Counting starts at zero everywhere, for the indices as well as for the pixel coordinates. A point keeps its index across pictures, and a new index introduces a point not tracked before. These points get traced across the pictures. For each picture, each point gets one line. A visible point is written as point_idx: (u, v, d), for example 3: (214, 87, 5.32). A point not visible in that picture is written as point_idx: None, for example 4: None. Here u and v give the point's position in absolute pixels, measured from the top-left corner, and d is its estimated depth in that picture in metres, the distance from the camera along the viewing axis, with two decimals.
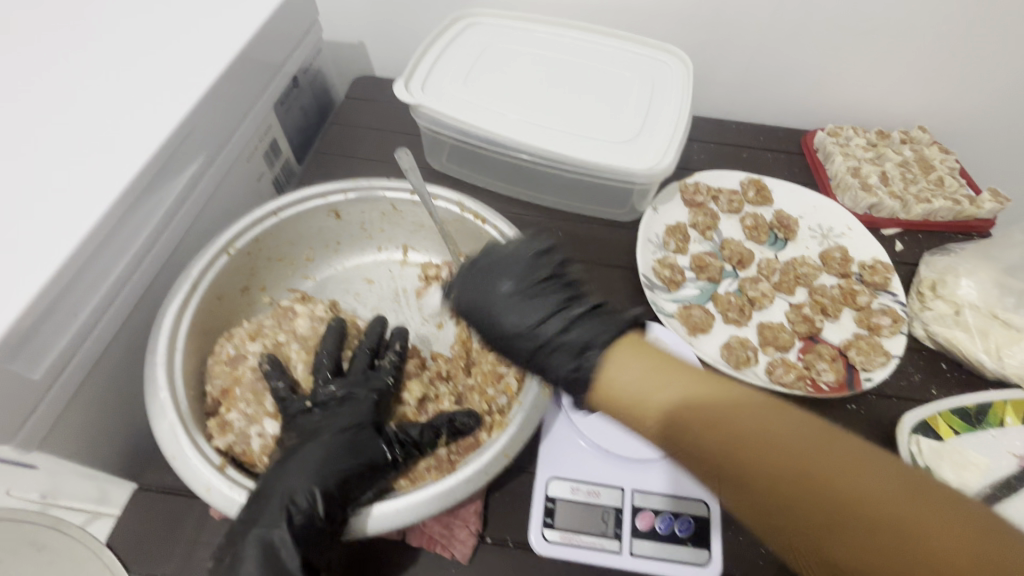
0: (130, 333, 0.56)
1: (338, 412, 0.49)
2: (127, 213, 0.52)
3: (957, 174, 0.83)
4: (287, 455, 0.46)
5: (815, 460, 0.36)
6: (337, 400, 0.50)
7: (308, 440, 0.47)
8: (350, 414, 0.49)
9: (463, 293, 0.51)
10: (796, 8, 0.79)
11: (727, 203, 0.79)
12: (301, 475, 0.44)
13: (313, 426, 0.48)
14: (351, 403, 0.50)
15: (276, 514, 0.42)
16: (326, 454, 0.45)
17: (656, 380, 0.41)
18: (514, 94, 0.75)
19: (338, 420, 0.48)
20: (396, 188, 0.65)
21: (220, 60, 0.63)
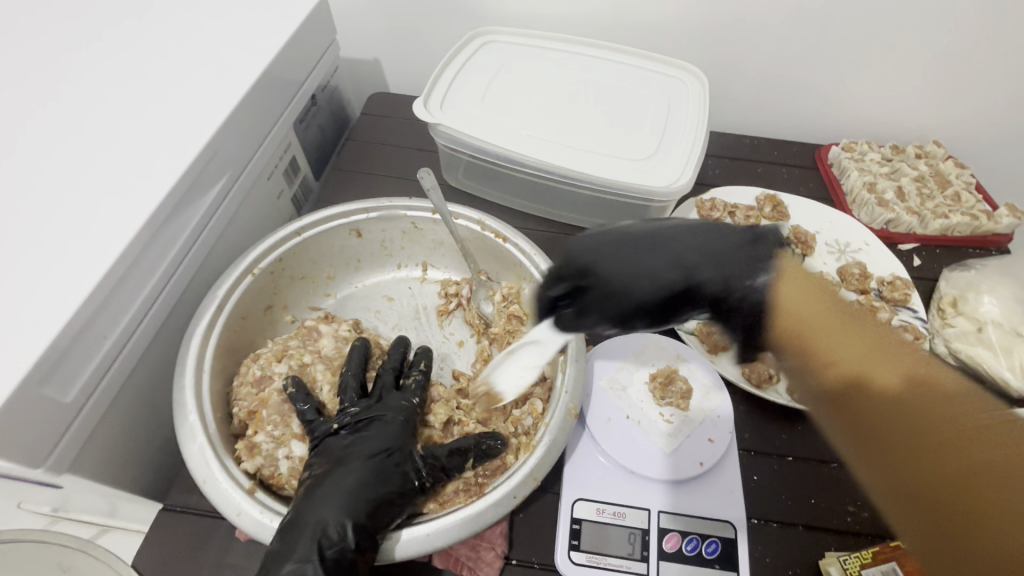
0: (156, 354, 0.56)
1: (365, 435, 0.49)
2: (155, 235, 0.53)
3: (974, 189, 0.83)
4: (317, 483, 0.45)
5: (953, 400, 0.35)
6: (364, 423, 0.50)
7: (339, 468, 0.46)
8: (378, 438, 0.48)
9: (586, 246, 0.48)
10: (810, 25, 0.79)
11: (744, 219, 0.79)
12: (335, 505, 0.43)
13: (341, 452, 0.48)
14: (377, 427, 0.50)
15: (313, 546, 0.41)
16: (357, 482, 0.45)
17: (816, 304, 0.42)
18: (533, 112, 0.75)
19: (367, 445, 0.48)
20: (417, 207, 0.66)
21: (245, 80, 0.64)
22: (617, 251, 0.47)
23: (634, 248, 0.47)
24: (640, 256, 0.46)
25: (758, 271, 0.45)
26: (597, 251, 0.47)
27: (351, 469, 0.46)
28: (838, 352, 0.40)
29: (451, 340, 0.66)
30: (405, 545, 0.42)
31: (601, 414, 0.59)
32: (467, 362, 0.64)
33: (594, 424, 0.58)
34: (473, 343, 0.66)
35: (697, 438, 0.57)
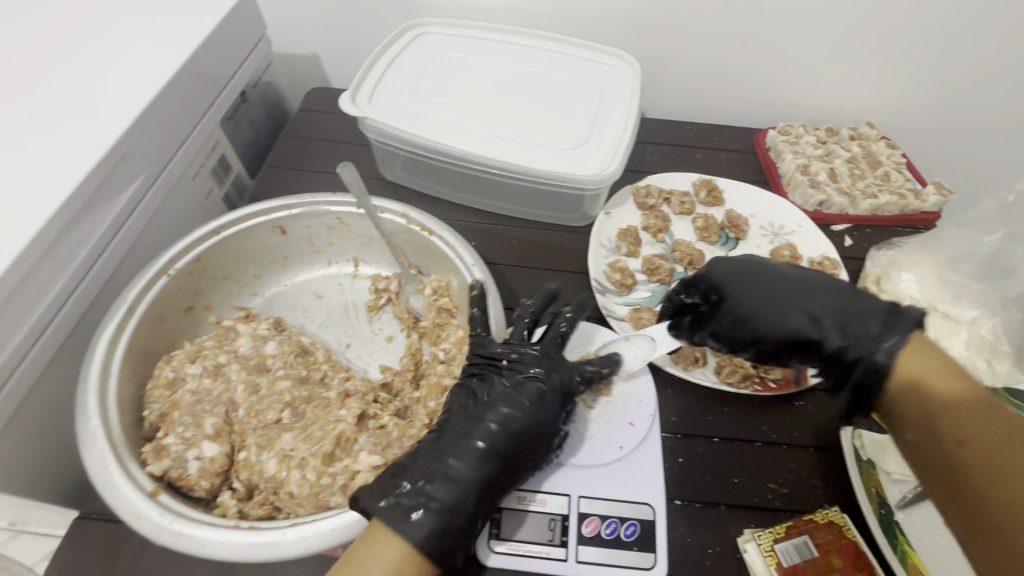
0: (66, 360, 0.55)
1: (522, 393, 0.52)
2: (60, 236, 0.52)
3: (904, 169, 0.84)
4: (452, 442, 0.49)
5: (973, 451, 0.43)
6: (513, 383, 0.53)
7: (474, 433, 0.49)
8: (531, 398, 0.52)
9: (725, 282, 0.61)
10: (740, 9, 0.80)
11: (678, 206, 0.80)
12: (468, 463, 0.47)
13: (474, 418, 0.50)
14: (548, 386, 0.53)
15: (440, 496, 0.45)
16: (497, 442, 0.49)
17: (938, 370, 0.48)
18: (463, 103, 0.75)
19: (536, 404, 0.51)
20: (340, 202, 0.65)
21: (160, 76, 0.62)
22: (772, 287, 0.59)
23: (801, 293, 0.58)
24: (763, 299, 0.58)
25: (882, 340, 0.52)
26: (749, 281, 0.60)
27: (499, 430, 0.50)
28: (929, 396, 0.47)
29: (378, 337, 0.65)
30: (307, 550, 0.42)
31: None
32: (394, 357, 0.64)
33: None
34: (401, 338, 0.65)
35: (617, 423, 0.58)
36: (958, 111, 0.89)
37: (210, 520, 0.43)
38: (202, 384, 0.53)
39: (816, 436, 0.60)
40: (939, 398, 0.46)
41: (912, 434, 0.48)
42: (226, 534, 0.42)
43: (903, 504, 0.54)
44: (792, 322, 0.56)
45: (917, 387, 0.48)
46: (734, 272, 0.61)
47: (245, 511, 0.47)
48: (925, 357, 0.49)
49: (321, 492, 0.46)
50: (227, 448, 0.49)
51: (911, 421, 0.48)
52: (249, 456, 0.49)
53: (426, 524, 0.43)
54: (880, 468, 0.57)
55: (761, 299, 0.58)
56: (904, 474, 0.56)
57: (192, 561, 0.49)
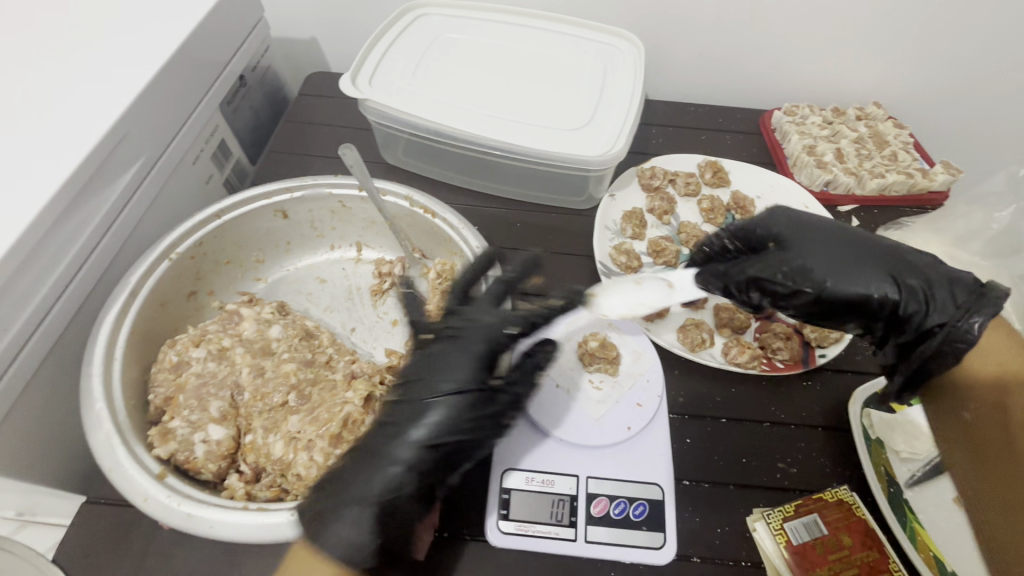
0: (68, 346, 0.54)
1: (454, 358, 0.50)
2: (59, 220, 0.51)
3: (911, 148, 0.83)
4: (385, 425, 0.47)
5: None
6: (447, 348, 0.51)
7: (410, 415, 0.47)
8: (467, 364, 0.49)
9: (787, 235, 0.58)
10: None
11: (684, 187, 0.79)
12: (406, 448, 0.45)
13: (415, 399, 0.48)
14: (473, 354, 0.49)
15: (380, 488, 0.44)
16: (427, 423, 0.46)
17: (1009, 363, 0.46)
18: (465, 85, 0.74)
19: (466, 373, 0.49)
20: (343, 184, 0.64)
21: (156, 58, 0.61)
22: (835, 245, 0.55)
23: (875, 252, 0.54)
24: (839, 248, 0.54)
25: (975, 310, 0.46)
26: (822, 231, 0.56)
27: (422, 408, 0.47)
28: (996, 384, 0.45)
29: (383, 320, 0.65)
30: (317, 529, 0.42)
31: None
32: (399, 340, 0.63)
33: None
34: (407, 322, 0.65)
35: (626, 402, 0.58)
36: (964, 90, 0.88)
37: (218, 502, 0.43)
38: (206, 368, 0.52)
39: (826, 414, 0.60)
40: (1008, 380, 0.45)
41: (970, 411, 0.47)
42: (236, 515, 0.42)
43: (913, 483, 0.55)
44: (857, 282, 0.52)
45: (992, 367, 0.46)
46: (802, 224, 0.58)
47: (252, 493, 0.47)
48: (1002, 347, 0.47)
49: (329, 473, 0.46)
50: (234, 431, 0.49)
51: (975, 400, 0.47)
52: (255, 439, 0.49)
53: (356, 515, 0.43)
54: (888, 448, 0.57)
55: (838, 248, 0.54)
56: (910, 454, 0.56)
57: (202, 544, 0.49)
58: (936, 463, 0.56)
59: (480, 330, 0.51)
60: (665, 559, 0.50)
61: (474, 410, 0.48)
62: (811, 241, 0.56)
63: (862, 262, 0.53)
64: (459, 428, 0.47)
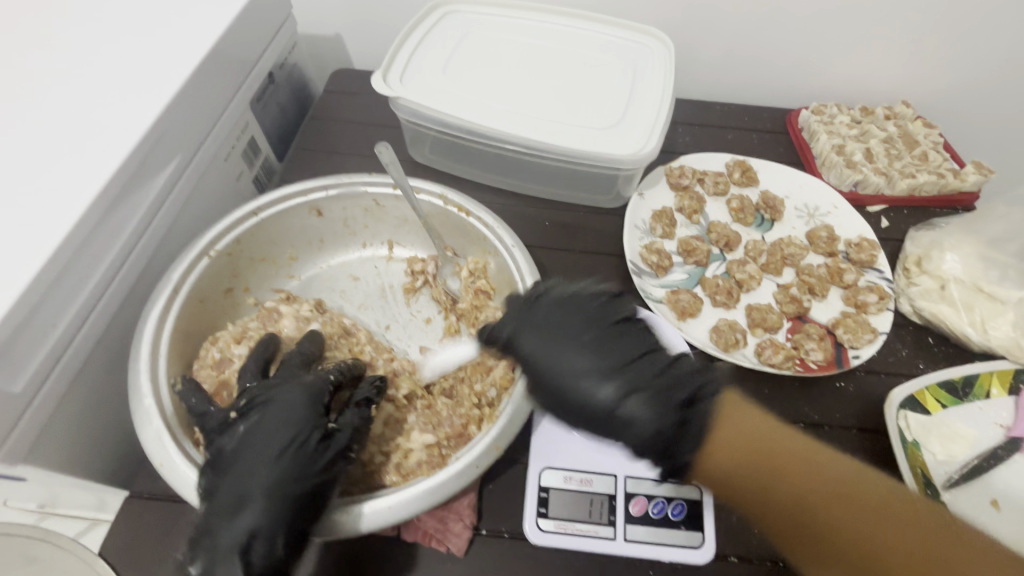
0: (111, 342, 0.55)
1: (259, 426, 0.44)
2: (103, 218, 0.51)
3: (941, 148, 0.83)
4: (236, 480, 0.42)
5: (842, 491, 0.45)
6: (262, 408, 0.46)
7: (253, 467, 0.43)
8: (267, 433, 0.44)
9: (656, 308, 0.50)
10: None
11: (713, 186, 0.78)
12: (256, 502, 0.41)
13: (249, 446, 0.44)
14: (293, 407, 0.45)
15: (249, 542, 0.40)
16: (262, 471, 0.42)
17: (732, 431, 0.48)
18: (496, 83, 0.74)
19: (287, 429, 0.44)
20: (377, 183, 0.65)
21: (193, 57, 0.61)
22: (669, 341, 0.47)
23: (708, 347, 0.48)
24: (583, 331, 0.51)
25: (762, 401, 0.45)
26: (581, 316, 0.52)
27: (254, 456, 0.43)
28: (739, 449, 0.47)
29: (417, 318, 0.65)
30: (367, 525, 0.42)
31: None
32: (433, 338, 0.64)
33: None
34: (440, 320, 0.65)
35: None
36: (995, 89, 0.87)
37: None
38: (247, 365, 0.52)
39: (862, 416, 0.60)
40: (751, 456, 0.47)
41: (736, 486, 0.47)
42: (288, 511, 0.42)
43: (949, 485, 0.55)
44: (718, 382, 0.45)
45: (738, 437, 0.47)
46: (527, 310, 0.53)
47: None
48: (733, 420, 0.48)
49: (374, 472, 0.48)
50: None
51: (728, 467, 0.47)
52: None
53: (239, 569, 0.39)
54: (924, 450, 0.57)
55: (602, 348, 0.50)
56: (946, 456, 0.57)
57: None
58: (972, 465, 0.56)
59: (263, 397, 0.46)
60: (704, 559, 0.50)
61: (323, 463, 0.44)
62: (555, 334, 0.51)
63: (613, 361, 0.50)
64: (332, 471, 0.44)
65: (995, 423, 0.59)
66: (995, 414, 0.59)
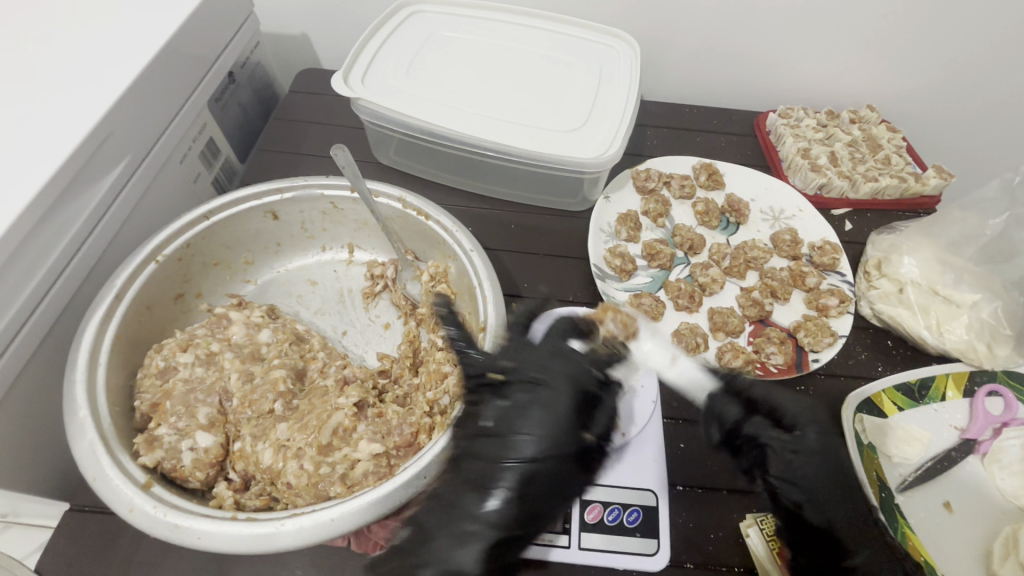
0: (49, 351, 0.53)
1: (527, 410, 0.47)
2: (40, 222, 0.49)
3: (904, 152, 0.84)
4: (442, 497, 0.45)
5: None
6: (525, 400, 0.48)
7: (467, 468, 0.45)
8: (527, 418, 0.47)
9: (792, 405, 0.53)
10: (736, 2, 0.80)
11: (679, 189, 0.78)
12: (476, 505, 0.44)
13: (473, 453, 0.46)
14: (548, 436, 0.46)
15: (444, 552, 0.42)
16: (541, 470, 0.45)
17: None
18: (460, 85, 0.73)
19: (561, 418, 0.47)
20: (335, 185, 0.63)
21: (142, 55, 0.59)
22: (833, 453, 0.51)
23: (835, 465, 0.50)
24: (826, 469, 0.49)
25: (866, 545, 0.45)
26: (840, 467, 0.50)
27: (556, 455, 0.45)
28: None
29: (376, 323, 0.64)
30: (306, 540, 0.41)
31: None
32: (392, 344, 0.63)
33: None
34: (399, 325, 0.64)
35: (620, 408, 0.56)
36: (956, 94, 0.88)
37: (203, 512, 0.42)
38: (194, 373, 0.52)
39: None
40: None
41: None
42: (224, 526, 0.41)
43: (904, 487, 0.56)
44: (827, 484, 0.48)
45: None
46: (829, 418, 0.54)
47: (241, 502, 0.46)
48: None
49: (320, 482, 0.45)
50: (222, 439, 0.49)
51: None
52: (244, 447, 0.48)
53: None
54: (880, 453, 0.57)
55: (807, 409, 0.54)
56: (901, 458, 0.57)
57: (191, 552, 0.48)
58: (924, 469, 0.57)
59: (561, 392, 0.48)
60: (659, 565, 0.49)
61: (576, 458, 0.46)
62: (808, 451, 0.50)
63: (836, 475, 0.49)
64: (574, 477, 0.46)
65: (949, 425, 0.59)
66: (949, 417, 0.60)
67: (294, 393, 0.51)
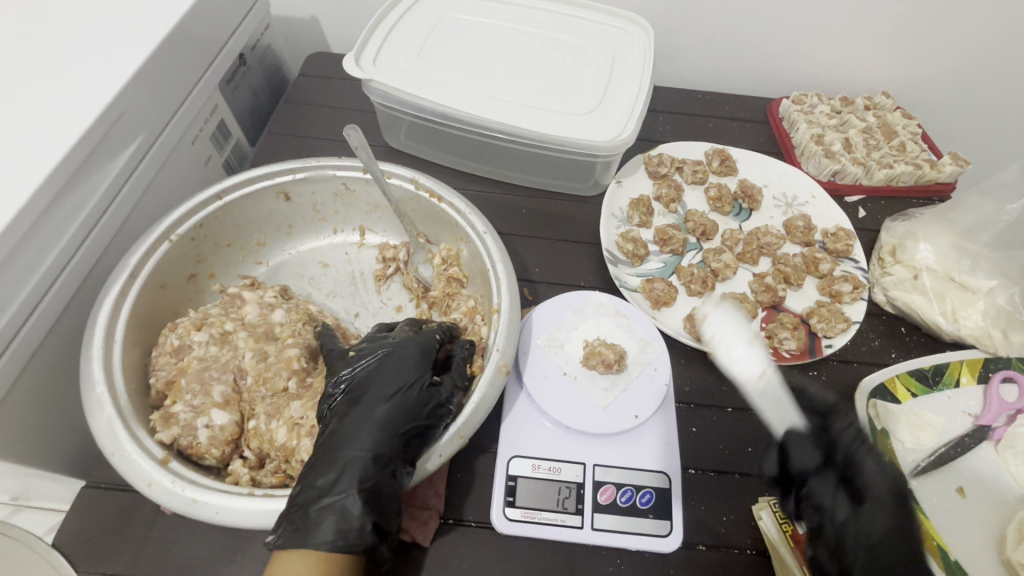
0: (65, 329, 0.53)
1: (379, 365, 0.48)
2: (54, 200, 0.49)
3: (920, 139, 0.82)
4: (320, 455, 0.42)
5: None
6: (377, 357, 0.49)
7: (333, 427, 0.44)
8: (382, 370, 0.47)
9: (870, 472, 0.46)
10: None
11: (691, 174, 0.78)
12: (348, 454, 0.42)
13: (340, 415, 0.45)
14: (401, 381, 0.46)
15: (326, 505, 0.40)
16: (392, 410, 0.44)
17: None
18: (471, 67, 0.72)
19: (408, 364, 0.48)
20: (347, 166, 0.63)
21: (152, 35, 0.59)
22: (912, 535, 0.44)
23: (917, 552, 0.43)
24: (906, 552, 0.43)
25: None
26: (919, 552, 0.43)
27: (401, 395, 0.46)
28: None
29: (388, 306, 0.64)
30: (324, 511, 0.39)
31: (538, 370, 0.58)
32: None
33: (530, 381, 0.57)
34: (411, 308, 0.64)
35: (634, 391, 0.57)
36: (972, 80, 0.87)
37: (220, 487, 0.42)
38: (209, 351, 0.52)
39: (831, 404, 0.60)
40: None
41: None
42: (241, 501, 0.41)
43: (917, 472, 0.55)
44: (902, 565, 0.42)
45: None
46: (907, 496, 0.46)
47: (257, 479, 0.47)
48: None
49: None
50: (237, 417, 0.49)
51: None
52: (258, 425, 0.48)
53: (332, 525, 0.39)
54: (893, 438, 0.57)
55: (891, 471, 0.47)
56: (915, 444, 0.57)
57: (208, 527, 0.49)
58: (939, 455, 0.56)
59: (409, 342, 0.50)
60: (672, 547, 0.49)
61: (429, 395, 0.47)
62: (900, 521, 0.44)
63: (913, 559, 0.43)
64: (429, 419, 0.45)
65: (963, 412, 0.59)
66: (963, 403, 0.59)
67: (308, 371, 0.51)
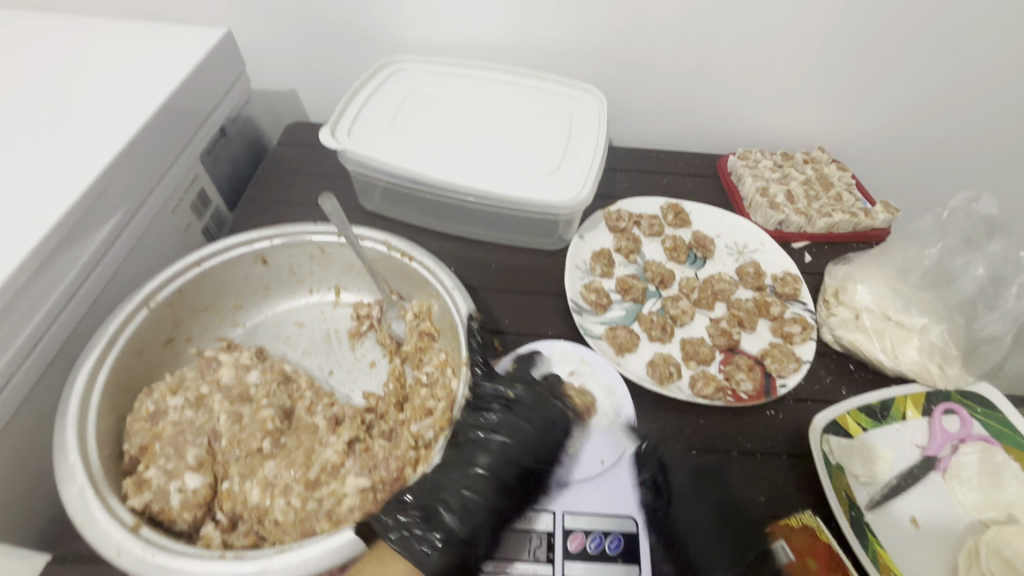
0: (39, 399, 0.54)
1: (532, 419, 0.54)
2: (36, 274, 0.52)
3: (854, 189, 0.90)
4: (443, 483, 0.49)
5: None
6: (528, 411, 0.55)
7: (470, 459, 0.51)
8: (534, 428, 0.54)
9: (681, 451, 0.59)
10: (693, 58, 0.88)
11: (648, 227, 0.84)
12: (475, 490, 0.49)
13: (475, 451, 0.51)
14: (548, 444, 0.54)
15: (451, 530, 0.47)
16: (513, 452, 0.52)
17: None
18: (441, 136, 0.78)
19: (556, 430, 0.55)
20: (322, 231, 0.67)
21: (139, 117, 0.64)
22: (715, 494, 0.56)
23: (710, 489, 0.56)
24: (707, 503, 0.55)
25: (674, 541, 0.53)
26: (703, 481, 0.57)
27: (523, 438, 0.54)
28: None
29: (361, 362, 0.66)
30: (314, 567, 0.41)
31: None
32: (377, 383, 0.64)
33: None
34: (384, 363, 0.66)
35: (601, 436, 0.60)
36: (894, 133, 0.97)
37: (191, 551, 0.43)
38: (183, 416, 0.53)
39: (789, 445, 0.63)
40: None
41: None
42: (210, 565, 0.42)
43: (873, 505, 0.58)
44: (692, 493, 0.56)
45: None
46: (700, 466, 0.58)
47: (228, 542, 0.47)
48: None
49: (307, 517, 0.47)
50: (210, 479, 0.50)
51: None
52: (232, 486, 0.49)
53: (449, 550, 0.46)
54: (847, 472, 0.60)
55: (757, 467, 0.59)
56: (869, 477, 0.60)
57: None
58: (891, 487, 0.59)
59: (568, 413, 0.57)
60: None
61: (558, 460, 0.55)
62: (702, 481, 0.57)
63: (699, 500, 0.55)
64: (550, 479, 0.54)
65: (911, 443, 0.62)
66: (911, 435, 0.63)
67: (282, 431, 0.53)
